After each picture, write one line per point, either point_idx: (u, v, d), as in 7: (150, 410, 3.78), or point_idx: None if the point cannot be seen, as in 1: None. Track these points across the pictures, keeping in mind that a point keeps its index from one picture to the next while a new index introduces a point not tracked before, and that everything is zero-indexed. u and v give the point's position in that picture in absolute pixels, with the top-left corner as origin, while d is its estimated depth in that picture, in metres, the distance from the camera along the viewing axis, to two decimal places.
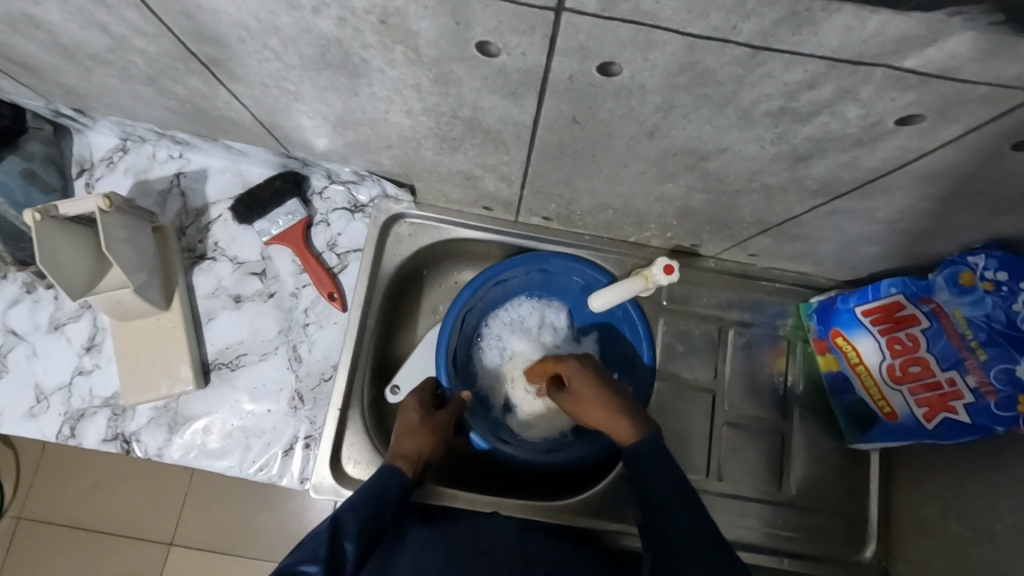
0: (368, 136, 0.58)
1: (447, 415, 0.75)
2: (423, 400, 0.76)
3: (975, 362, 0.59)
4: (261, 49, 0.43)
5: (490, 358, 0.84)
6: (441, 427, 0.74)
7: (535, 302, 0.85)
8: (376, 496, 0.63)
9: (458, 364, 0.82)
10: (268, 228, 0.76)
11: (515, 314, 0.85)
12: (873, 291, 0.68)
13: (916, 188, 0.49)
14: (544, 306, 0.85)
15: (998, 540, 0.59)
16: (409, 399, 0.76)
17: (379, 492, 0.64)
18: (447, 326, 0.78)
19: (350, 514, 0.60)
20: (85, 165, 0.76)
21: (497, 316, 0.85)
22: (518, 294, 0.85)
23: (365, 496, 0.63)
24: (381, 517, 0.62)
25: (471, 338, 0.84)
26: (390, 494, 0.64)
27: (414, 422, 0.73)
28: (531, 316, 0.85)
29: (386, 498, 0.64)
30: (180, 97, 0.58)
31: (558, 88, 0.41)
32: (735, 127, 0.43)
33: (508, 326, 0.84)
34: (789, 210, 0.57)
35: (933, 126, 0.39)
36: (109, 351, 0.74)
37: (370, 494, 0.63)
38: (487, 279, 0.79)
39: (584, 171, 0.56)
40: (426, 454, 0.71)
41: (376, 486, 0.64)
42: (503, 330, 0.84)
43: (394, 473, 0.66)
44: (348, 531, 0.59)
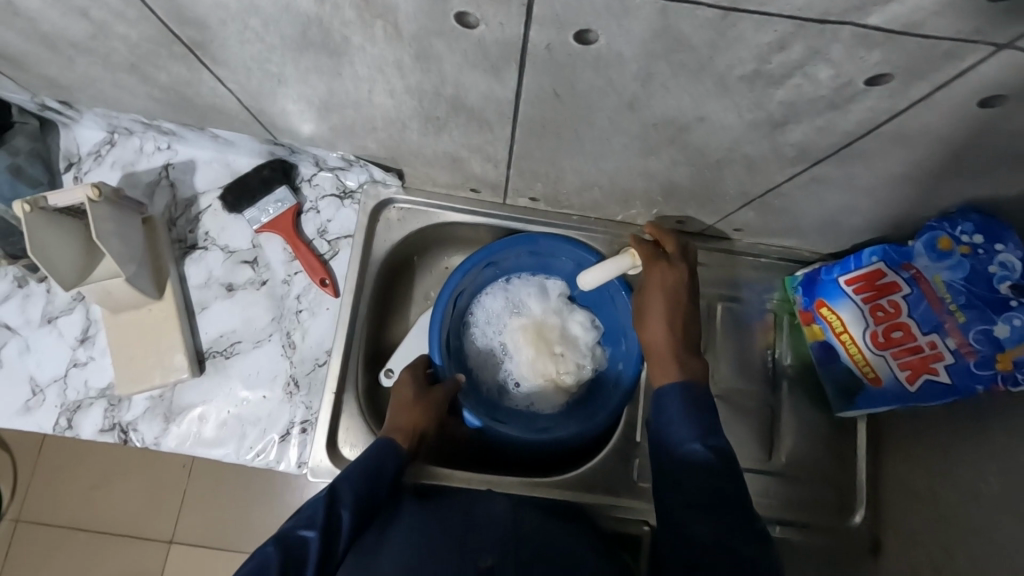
0: (353, 118, 0.58)
1: (442, 392, 0.75)
2: (418, 376, 0.77)
3: (955, 324, 0.61)
4: (242, 29, 0.44)
5: (489, 331, 0.84)
6: (435, 403, 0.74)
7: (530, 279, 0.85)
8: (374, 471, 0.63)
9: (451, 348, 0.83)
10: (257, 216, 0.76)
11: (513, 292, 0.84)
12: (855, 260, 0.70)
13: (892, 152, 0.50)
14: (539, 283, 0.85)
15: (980, 500, 0.61)
16: (403, 376, 0.77)
17: (377, 467, 0.64)
18: (439, 310, 0.79)
19: (348, 485, 0.61)
20: (72, 159, 0.76)
21: (489, 297, 0.85)
22: (511, 274, 0.86)
23: (363, 471, 0.63)
24: (375, 491, 0.63)
25: (463, 320, 0.85)
26: (386, 469, 0.64)
27: (410, 396, 0.74)
28: (528, 292, 0.84)
29: (382, 473, 0.64)
30: (165, 85, 0.58)
31: (537, 59, 0.42)
32: (712, 94, 0.44)
33: (507, 300, 0.84)
34: (770, 180, 0.58)
35: (902, 85, 0.40)
36: (103, 343, 0.74)
37: (367, 466, 0.63)
38: (478, 262, 0.80)
39: (567, 148, 0.57)
40: (420, 427, 0.72)
41: (373, 461, 0.64)
42: (500, 308, 0.84)
43: (388, 446, 0.67)
44: (344, 501, 0.60)
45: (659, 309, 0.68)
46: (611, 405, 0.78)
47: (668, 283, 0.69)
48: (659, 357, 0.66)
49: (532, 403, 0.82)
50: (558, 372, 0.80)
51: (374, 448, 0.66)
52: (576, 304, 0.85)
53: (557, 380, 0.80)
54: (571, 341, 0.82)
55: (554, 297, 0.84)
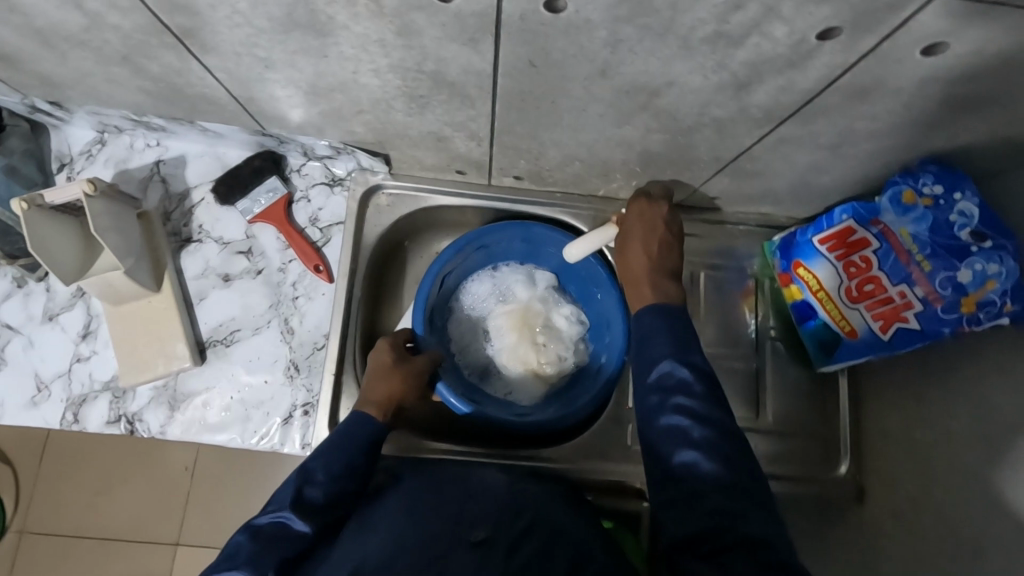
0: (341, 101, 0.60)
1: (422, 362, 0.75)
2: (399, 344, 0.77)
3: (922, 273, 0.65)
4: (231, 14, 0.46)
5: (476, 317, 0.87)
6: (416, 372, 0.74)
7: (519, 268, 0.88)
8: (345, 443, 0.65)
9: (433, 323, 0.84)
10: (250, 207, 0.78)
11: (502, 279, 0.88)
12: (827, 220, 0.73)
13: (850, 107, 0.53)
14: (528, 272, 0.88)
15: (954, 440, 0.64)
16: (383, 341, 0.77)
17: (349, 440, 0.65)
18: (428, 278, 0.81)
19: (317, 464, 0.62)
20: (64, 159, 0.78)
21: (478, 283, 0.88)
22: (500, 262, 0.89)
23: (334, 444, 0.64)
24: (352, 463, 0.63)
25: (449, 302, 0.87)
26: (359, 440, 0.65)
27: (388, 362, 0.73)
28: (516, 281, 0.87)
29: (355, 444, 0.65)
30: (156, 77, 0.60)
31: (512, 29, 0.45)
32: (678, 57, 0.46)
33: (494, 286, 0.87)
34: (740, 143, 0.61)
35: (852, 39, 0.43)
36: (105, 337, 0.76)
37: (338, 441, 0.65)
38: (472, 241, 0.82)
39: (547, 120, 0.60)
40: (397, 397, 0.71)
41: (346, 434, 0.65)
42: (488, 296, 0.87)
43: (362, 420, 0.67)
44: (314, 480, 0.61)
45: (637, 239, 0.70)
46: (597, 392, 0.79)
47: (648, 215, 0.71)
48: (637, 284, 0.68)
49: (510, 392, 0.83)
50: (540, 361, 0.82)
51: (348, 421, 0.67)
52: (562, 299, 0.88)
53: (537, 370, 0.82)
54: (555, 332, 0.84)
55: (540, 287, 0.87)
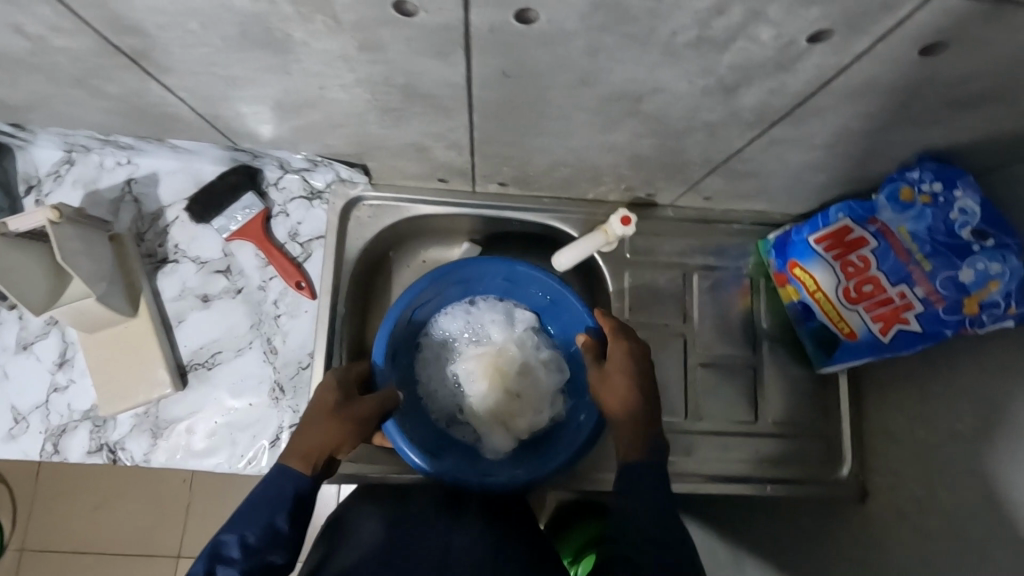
0: (311, 116, 0.58)
1: (367, 407, 0.65)
2: (347, 381, 0.68)
3: (922, 273, 0.62)
4: (182, 34, 0.43)
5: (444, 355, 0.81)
6: (358, 418, 0.65)
7: (497, 307, 0.83)
8: (268, 500, 0.59)
9: (396, 358, 0.78)
10: (226, 225, 0.76)
11: (478, 317, 0.82)
12: (823, 218, 0.70)
13: (845, 107, 0.50)
14: (506, 311, 0.83)
15: (958, 440, 0.63)
16: (330, 376, 0.68)
17: (272, 497, 0.59)
18: (399, 307, 0.74)
19: (233, 534, 0.57)
20: (32, 182, 0.75)
21: (450, 321, 0.82)
22: (477, 296, 0.83)
23: (256, 502, 0.59)
24: (275, 524, 0.58)
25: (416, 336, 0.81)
26: (284, 494, 0.59)
27: (330, 405, 0.64)
28: (493, 321, 0.82)
29: (279, 498, 0.59)
30: (115, 97, 0.57)
31: (482, 41, 0.42)
32: (660, 63, 0.44)
33: (468, 324, 0.82)
34: (730, 145, 0.59)
35: (845, 40, 0.40)
36: (82, 364, 0.73)
37: (258, 499, 0.59)
38: (453, 270, 0.77)
39: (527, 128, 0.57)
40: (330, 447, 0.62)
41: (267, 489, 0.59)
42: (462, 336, 0.82)
43: (287, 475, 0.60)
44: (230, 555, 0.55)
45: (618, 387, 0.67)
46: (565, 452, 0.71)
47: (634, 355, 0.69)
48: (625, 440, 0.64)
49: (479, 439, 0.78)
50: (513, 414, 0.76)
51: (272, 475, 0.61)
52: (541, 343, 0.82)
53: (509, 422, 0.76)
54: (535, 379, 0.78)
55: (517, 328, 0.82)
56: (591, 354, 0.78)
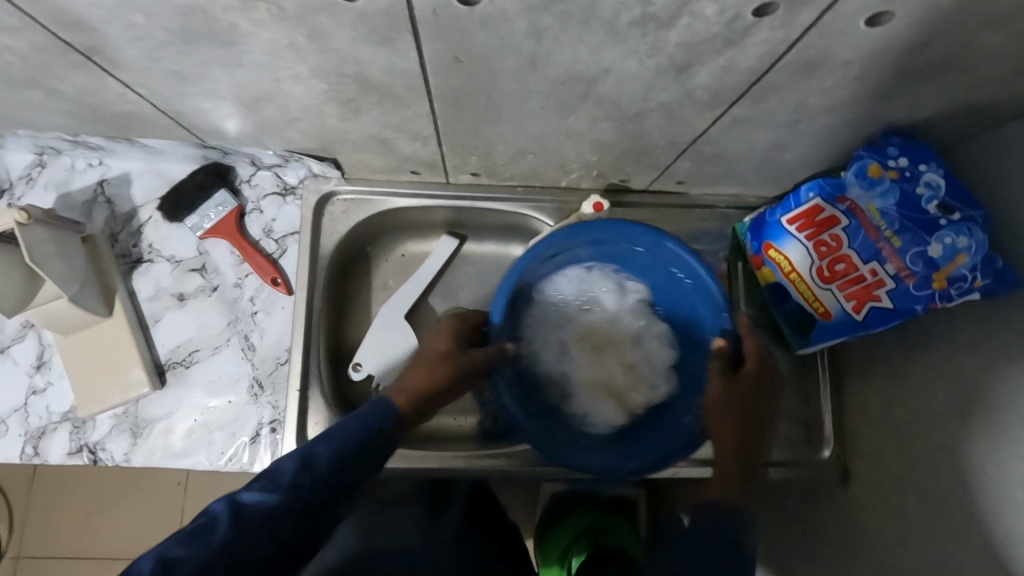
0: (272, 110, 0.57)
1: (478, 356, 0.69)
2: (460, 328, 0.72)
3: (892, 249, 0.62)
4: (128, 28, 0.43)
5: (563, 314, 0.78)
6: (467, 367, 0.68)
7: (613, 273, 0.79)
8: (347, 455, 0.52)
9: (514, 313, 0.75)
10: (200, 222, 0.75)
11: (600, 283, 0.78)
12: (794, 199, 0.69)
13: (801, 83, 0.50)
14: (617, 278, 0.78)
15: (934, 419, 0.62)
16: (451, 322, 0.73)
17: (349, 454, 0.52)
18: (512, 272, 0.70)
19: (303, 479, 0.49)
20: (4, 186, 0.75)
21: (575, 281, 0.78)
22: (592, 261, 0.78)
23: (338, 454, 0.51)
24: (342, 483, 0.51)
25: (541, 294, 0.78)
26: (359, 455, 0.52)
27: (443, 350, 0.69)
28: (609, 288, 0.78)
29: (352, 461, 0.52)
30: (74, 97, 0.57)
31: (426, 26, 0.42)
32: (608, 43, 0.44)
33: (581, 287, 0.78)
34: (693, 126, 0.58)
35: (788, 13, 0.40)
36: (59, 366, 0.73)
37: (339, 451, 0.51)
38: (551, 245, 0.71)
39: (488, 115, 0.57)
40: (430, 389, 0.65)
41: (353, 444, 0.52)
42: (578, 301, 0.78)
43: (389, 407, 0.57)
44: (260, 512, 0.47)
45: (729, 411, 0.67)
46: (660, 448, 0.69)
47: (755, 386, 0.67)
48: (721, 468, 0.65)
49: (586, 416, 0.75)
50: (627, 388, 0.75)
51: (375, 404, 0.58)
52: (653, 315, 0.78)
53: (624, 396, 0.75)
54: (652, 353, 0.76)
55: (630, 301, 0.78)
56: (693, 327, 0.76)
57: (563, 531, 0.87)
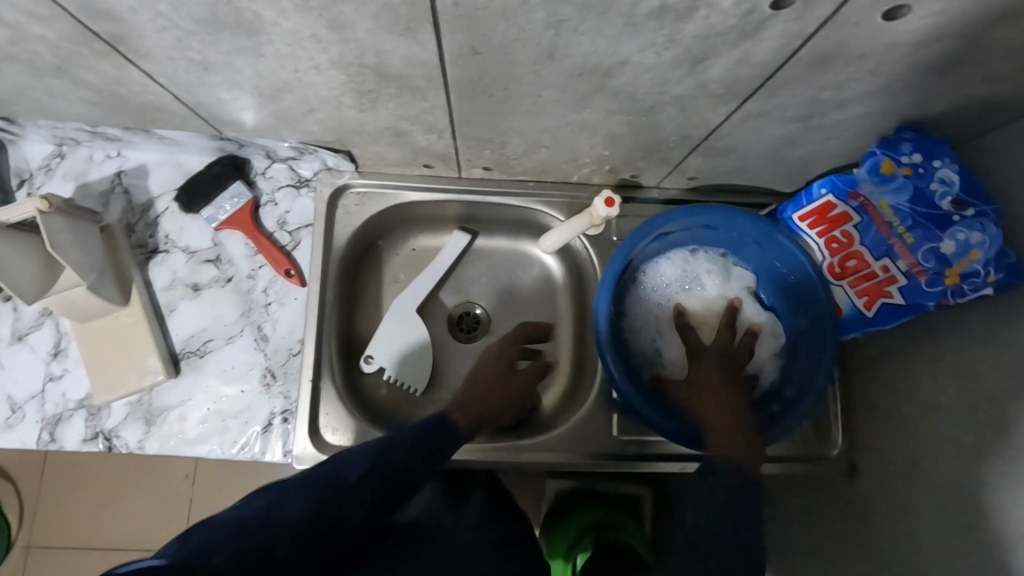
0: (290, 101, 0.58)
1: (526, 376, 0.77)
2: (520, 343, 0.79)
3: (904, 246, 0.63)
4: (154, 17, 0.44)
5: (662, 299, 0.80)
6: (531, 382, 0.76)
7: (714, 256, 0.79)
8: (331, 476, 0.55)
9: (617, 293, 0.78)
10: (215, 214, 0.76)
11: (699, 266, 0.79)
12: (806, 195, 0.69)
13: (816, 77, 0.50)
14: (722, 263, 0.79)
15: (941, 414, 0.61)
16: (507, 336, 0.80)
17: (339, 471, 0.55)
18: (621, 252, 0.72)
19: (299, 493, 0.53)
20: (24, 175, 0.76)
21: (669, 265, 0.80)
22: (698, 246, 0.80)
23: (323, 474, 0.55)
24: (332, 499, 0.54)
25: (640, 277, 0.80)
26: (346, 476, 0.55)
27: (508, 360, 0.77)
28: (707, 274, 0.79)
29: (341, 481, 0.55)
30: (97, 87, 0.58)
31: (447, 16, 0.42)
32: (625, 35, 0.44)
33: (684, 271, 0.79)
34: (706, 120, 0.59)
35: (805, 6, 0.40)
36: (76, 354, 0.75)
37: (325, 477, 0.55)
38: (659, 225, 0.74)
39: (503, 108, 0.58)
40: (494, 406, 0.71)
41: (336, 470, 0.56)
42: (681, 286, 0.80)
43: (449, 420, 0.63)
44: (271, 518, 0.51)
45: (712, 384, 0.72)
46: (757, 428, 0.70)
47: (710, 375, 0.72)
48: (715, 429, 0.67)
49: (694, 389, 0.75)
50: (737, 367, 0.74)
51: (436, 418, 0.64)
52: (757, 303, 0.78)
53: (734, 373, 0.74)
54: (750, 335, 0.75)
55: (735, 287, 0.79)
56: (796, 312, 0.75)
57: (570, 526, 0.88)
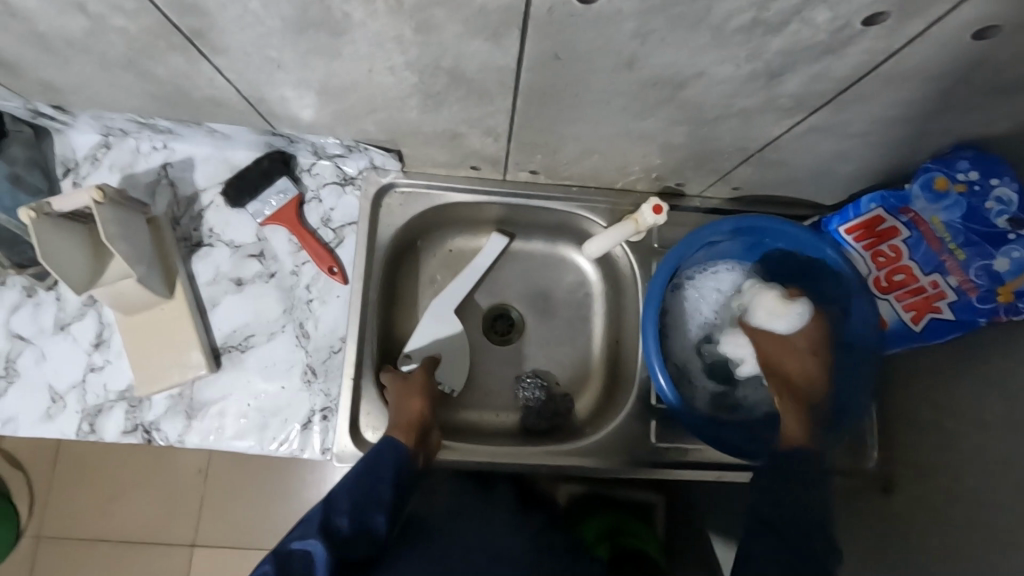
0: (355, 100, 0.58)
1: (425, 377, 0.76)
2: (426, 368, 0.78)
3: (955, 262, 0.64)
4: (242, 14, 0.44)
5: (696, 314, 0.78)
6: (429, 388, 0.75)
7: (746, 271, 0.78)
8: (368, 473, 0.64)
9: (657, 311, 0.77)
10: (261, 209, 0.77)
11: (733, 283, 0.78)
12: (853, 209, 0.70)
13: (888, 94, 0.50)
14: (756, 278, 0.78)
15: (987, 430, 0.62)
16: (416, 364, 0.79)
17: (373, 465, 0.65)
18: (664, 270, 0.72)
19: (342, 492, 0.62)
20: (69, 165, 0.76)
21: (704, 281, 0.78)
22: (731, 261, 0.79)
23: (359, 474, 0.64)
24: (376, 490, 0.63)
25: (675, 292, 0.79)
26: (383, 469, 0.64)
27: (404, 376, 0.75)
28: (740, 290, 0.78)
29: (379, 472, 0.64)
30: (163, 80, 0.58)
31: (538, 22, 0.43)
32: (711, 47, 0.44)
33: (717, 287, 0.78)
34: (768, 132, 0.59)
35: (897, 24, 0.41)
36: (118, 345, 0.74)
37: (364, 470, 0.64)
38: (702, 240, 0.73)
39: (568, 114, 0.58)
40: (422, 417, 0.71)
41: (371, 461, 0.65)
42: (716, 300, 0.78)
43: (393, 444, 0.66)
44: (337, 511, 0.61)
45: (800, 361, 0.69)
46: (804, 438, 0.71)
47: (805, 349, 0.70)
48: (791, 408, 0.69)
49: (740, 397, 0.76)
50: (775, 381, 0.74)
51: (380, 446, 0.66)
52: None
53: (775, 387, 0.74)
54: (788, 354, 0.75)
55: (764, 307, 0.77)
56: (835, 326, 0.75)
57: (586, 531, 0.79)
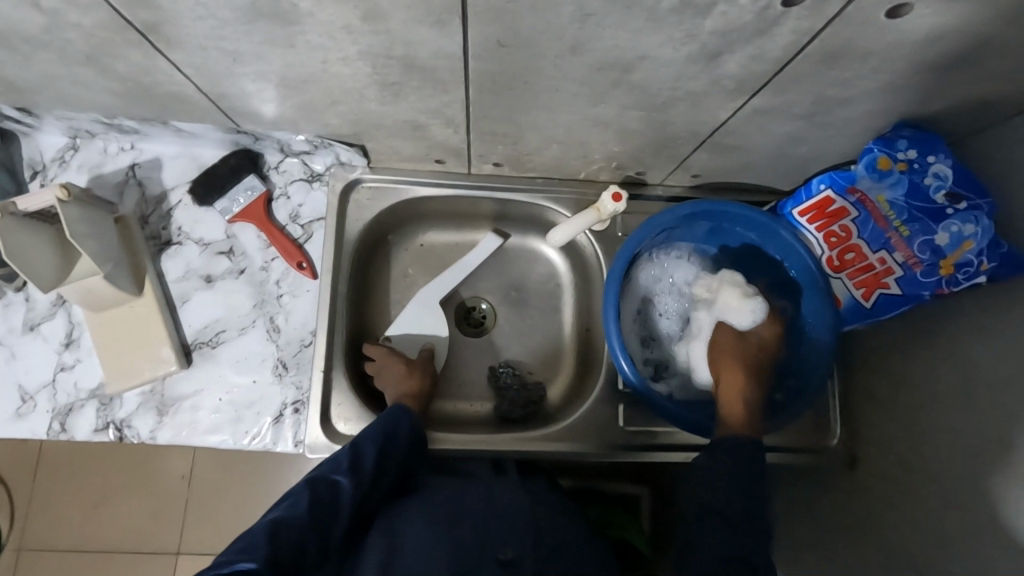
0: (313, 93, 0.60)
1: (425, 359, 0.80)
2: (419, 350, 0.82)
3: (900, 238, 0.66)
4: (193, 6, 0.46)
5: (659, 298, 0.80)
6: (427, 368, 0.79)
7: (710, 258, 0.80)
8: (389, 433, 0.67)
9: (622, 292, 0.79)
10: (229, 207, 0.77)
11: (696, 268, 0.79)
12: (805, 191, 0.72)
13: (822, 74, 0.53)
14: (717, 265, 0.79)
15: (938, 399, 0.64)
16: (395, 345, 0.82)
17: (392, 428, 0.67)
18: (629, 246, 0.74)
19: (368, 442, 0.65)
20: (37, 167, 0.77)
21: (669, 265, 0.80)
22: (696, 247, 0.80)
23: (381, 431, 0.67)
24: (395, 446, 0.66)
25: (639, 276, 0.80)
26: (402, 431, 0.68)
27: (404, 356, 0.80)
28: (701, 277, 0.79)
29: (399, 434, 0.67)
30: (124, 76, 0.59)
31: (478, 8, 0.44)
32: (646, 29, 0.47)
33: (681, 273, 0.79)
34: (715, 115, 0.61)
35: (817, 3, 0.43)
36: (89, 344, 0.75)
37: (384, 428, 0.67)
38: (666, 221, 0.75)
39: (522, 102, 0.60)
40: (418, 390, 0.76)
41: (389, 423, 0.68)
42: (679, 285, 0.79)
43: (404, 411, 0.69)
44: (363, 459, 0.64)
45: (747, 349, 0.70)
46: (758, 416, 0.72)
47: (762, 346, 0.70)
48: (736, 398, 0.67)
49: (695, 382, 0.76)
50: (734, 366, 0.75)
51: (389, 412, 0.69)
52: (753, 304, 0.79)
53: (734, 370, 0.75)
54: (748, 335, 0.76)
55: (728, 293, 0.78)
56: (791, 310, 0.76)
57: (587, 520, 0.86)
